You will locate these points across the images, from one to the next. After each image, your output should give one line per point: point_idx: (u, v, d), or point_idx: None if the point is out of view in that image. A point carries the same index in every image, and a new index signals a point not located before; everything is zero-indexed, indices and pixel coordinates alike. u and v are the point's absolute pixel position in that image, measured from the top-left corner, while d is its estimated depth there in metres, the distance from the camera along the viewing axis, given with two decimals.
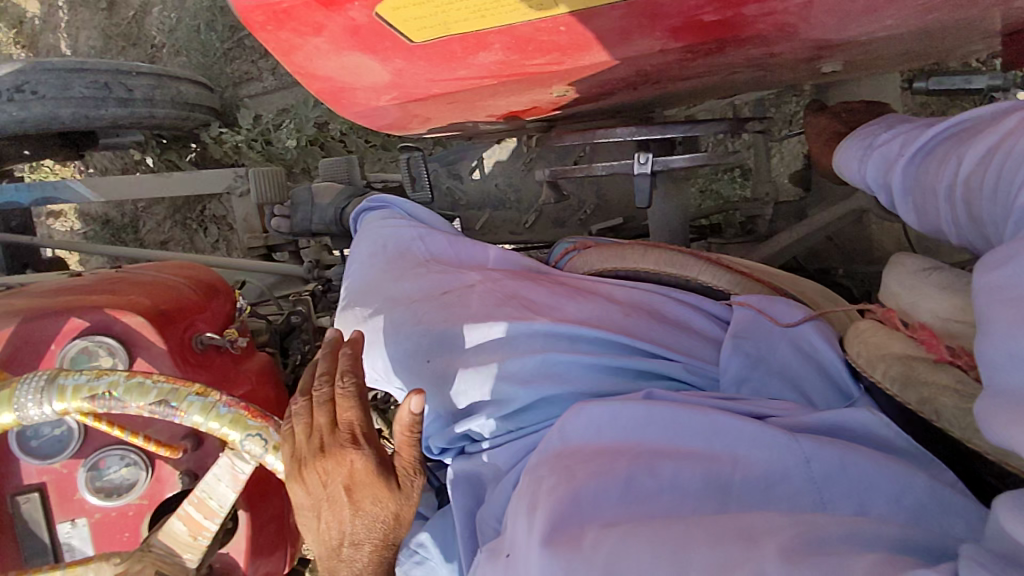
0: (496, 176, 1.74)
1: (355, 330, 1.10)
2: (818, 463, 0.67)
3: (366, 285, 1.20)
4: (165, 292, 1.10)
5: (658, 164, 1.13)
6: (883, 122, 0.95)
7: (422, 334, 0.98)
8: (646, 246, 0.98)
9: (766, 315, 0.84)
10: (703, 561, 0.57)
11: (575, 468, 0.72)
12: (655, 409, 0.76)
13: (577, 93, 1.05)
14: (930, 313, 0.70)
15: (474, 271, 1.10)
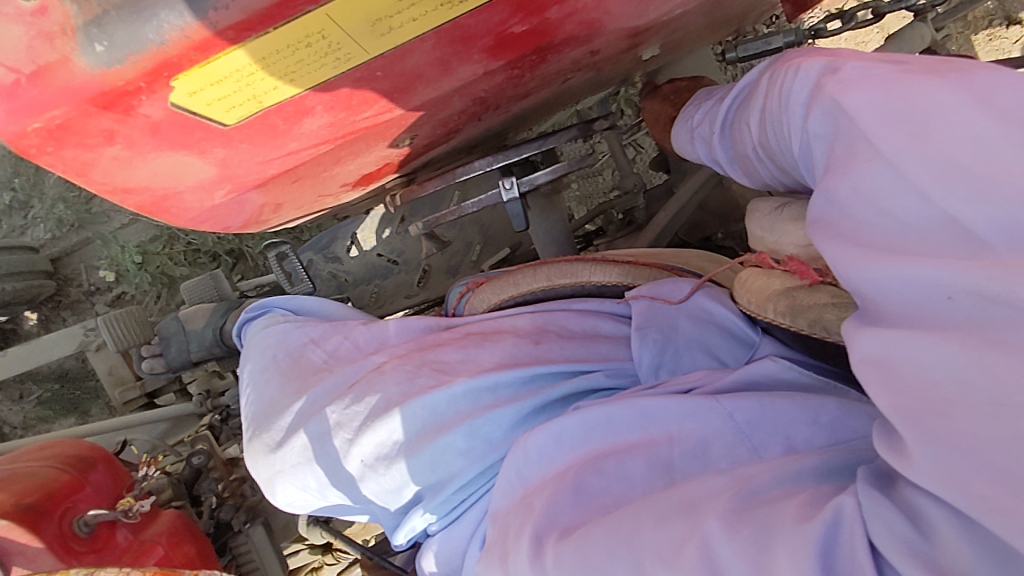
0: (375, 246, 1.69)
1: (268, 460, 0.98)
2: (740, 413, 0.68)
3: (267, 405, 1.08)
4: (25, 480, 0.94)
5: (524, 185, 1.13)
6: (697, 99, 1.05)
7: (349, 441, 0.91)
8: (533, 266, 0.97)
9: (660, 300, 0.84)
10: (654, 540, 0.56)
11: (532, 500, 0.71)
12: (589, 415, 0.74)
13: (423, 139, 1.03)
14: (795, 245, 0.72)
15: (376, 352, 1.03)
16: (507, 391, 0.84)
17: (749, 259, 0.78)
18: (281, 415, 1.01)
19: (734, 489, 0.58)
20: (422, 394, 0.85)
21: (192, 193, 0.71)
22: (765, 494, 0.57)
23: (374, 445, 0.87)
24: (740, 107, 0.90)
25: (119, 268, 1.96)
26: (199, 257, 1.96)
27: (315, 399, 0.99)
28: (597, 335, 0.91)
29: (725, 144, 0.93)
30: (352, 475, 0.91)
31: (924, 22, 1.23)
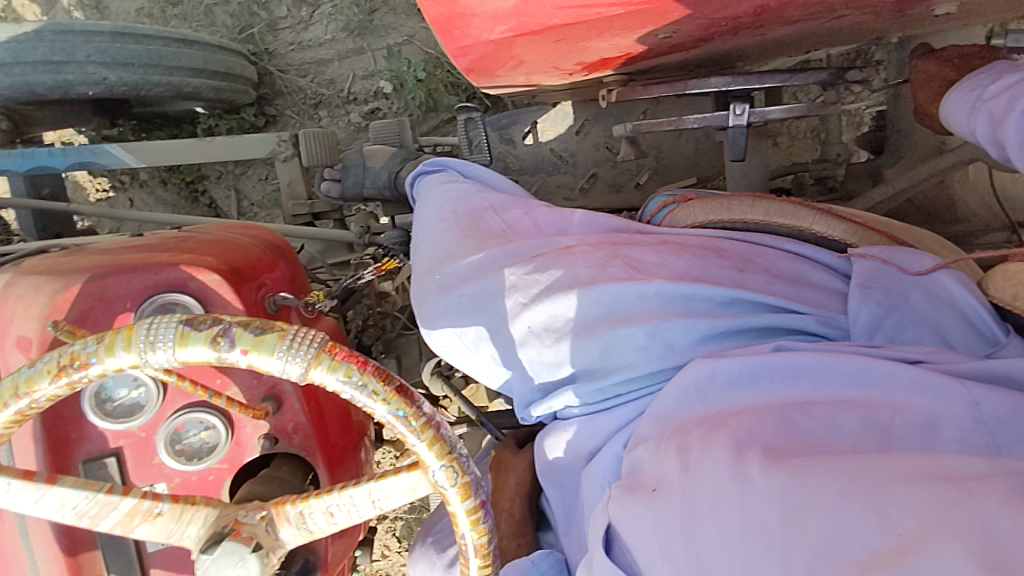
0: (551, 140, 1.68)
1: (439, 301, 1.00)
2: (988, 406, 0.62)
3: (440, 251, 1.10)
4: (231, 249, 0.98)
5: (756, 115, 1.08)
6: (991, 71, 0.92)
7: (523, 302, 0.91)
8: (753, 198, 0.96)
9: (893, 265, 0.79)
10: (906, 495, 0.50)
11: (725, 418, 0.68)
12: (799, 358, 0.72)
13: (677, 40, 0.98)
14: None
15: (563, 236, 1.03)
16: (704, 305, 0.84)
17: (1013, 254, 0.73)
18: (456, 262, 1.03)
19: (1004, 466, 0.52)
20: (616, 283, 0.86)
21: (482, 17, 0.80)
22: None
23: (551, 317, 0.89)
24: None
25: (398, 81, 2.06)
26: (459, 92, 2.04)
27: (495, 259, 1.00)
28: (809, 283, 0.87)
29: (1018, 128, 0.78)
30: (515, 337, 0.92)
31: None
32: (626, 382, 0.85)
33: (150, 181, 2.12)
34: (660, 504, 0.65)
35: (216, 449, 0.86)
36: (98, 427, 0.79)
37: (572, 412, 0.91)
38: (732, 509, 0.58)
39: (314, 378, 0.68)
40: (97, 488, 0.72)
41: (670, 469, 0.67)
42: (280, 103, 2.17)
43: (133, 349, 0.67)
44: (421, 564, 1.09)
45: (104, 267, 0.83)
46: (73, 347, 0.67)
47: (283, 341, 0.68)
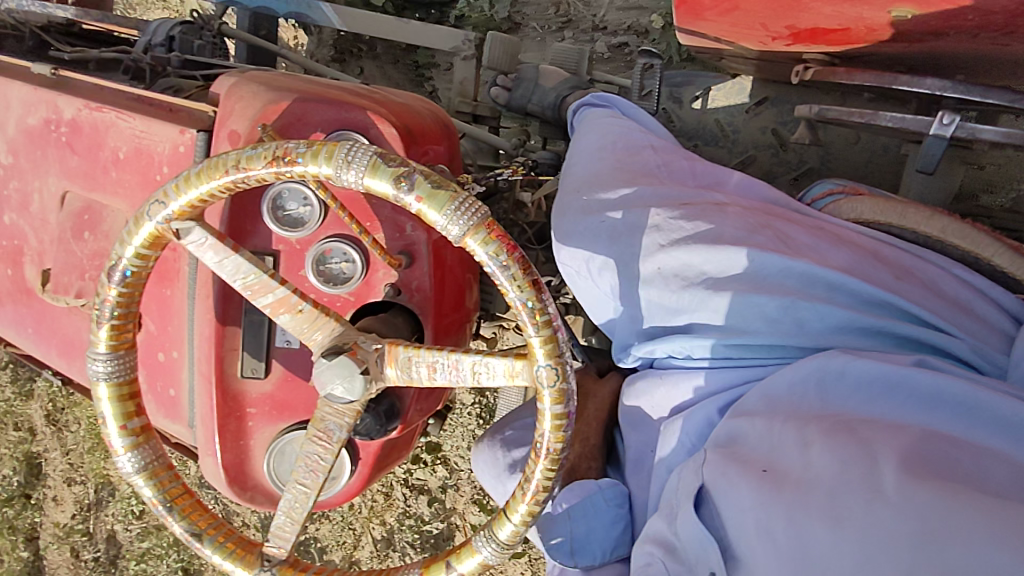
0: (718, 110, 1.62)
1: (580, 220, 1.00)
2: None
3: (591, 175, 1.08)
4: (411, 114, 1.07)
5: (965, 130, 0.99)
6: None
7: (657, 238, 0.92)
8: (932, 210, 0.90)
9: None
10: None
11: (856, 425, 0.71)
12: (946, 384, 0.71)
13: (901, 28, 0.92)
14: None
15: (716, 193, 1.01)
16: (847, 298, 0.82)
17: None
18: (604, 190, 1.02)
19: None
20: (759, 250, 0.85)
21: None
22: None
23: (684, 265, 0.89)
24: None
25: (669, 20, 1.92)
26: None
27: (639, 196, 0.98)
28: (970, 309, 0.84)
29: None
30: (642, 276, 0.93)
31: None
32: (747, 348, 0.86)
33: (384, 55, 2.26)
34: (770, 485, 0.71)
35: (349, 281, 0.99)
36: (272, 226, 0.96)
37: (675, 361, 0.93)
38: (855, 508, 0.64)
39: (467, 245, 0.74)
40: (264, 269, 0.84)
41: (787, 452, 0.73)
42: (529, 11, 2.12)
43: (332, 163, 0.75)
44: (484, 456, 1.20)
45: (312, 95, 0.98)
46: (288, 145, 0.77)
47: (453, 201, 0.74)
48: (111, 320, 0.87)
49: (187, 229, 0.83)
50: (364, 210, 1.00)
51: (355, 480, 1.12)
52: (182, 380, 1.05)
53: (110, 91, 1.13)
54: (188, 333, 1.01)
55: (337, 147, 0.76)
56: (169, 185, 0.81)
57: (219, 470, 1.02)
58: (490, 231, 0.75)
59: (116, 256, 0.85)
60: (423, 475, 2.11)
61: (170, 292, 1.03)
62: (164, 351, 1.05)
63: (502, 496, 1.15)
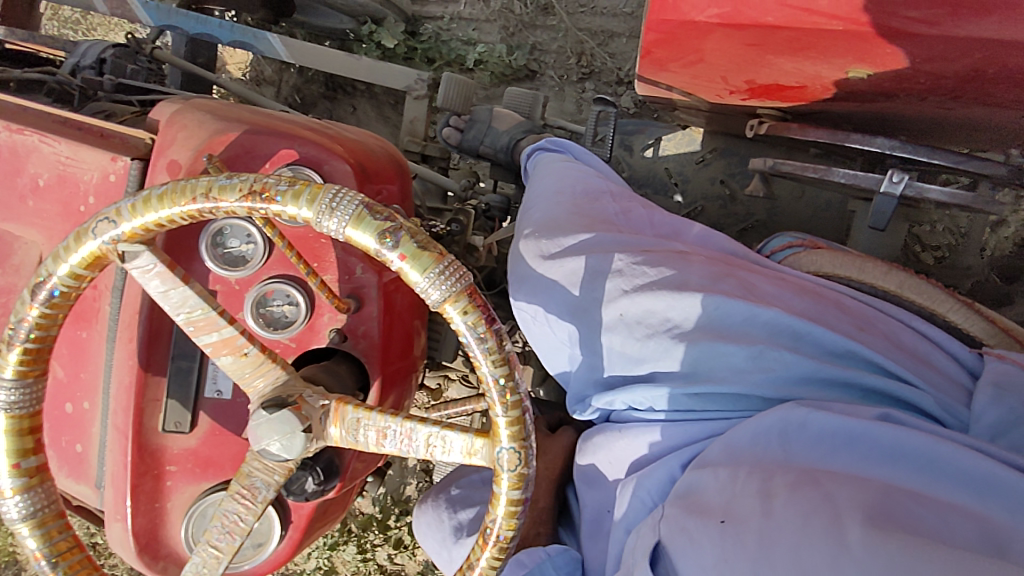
0: (668, 160, 1.65)
1: (539, 263, 0.97)
2: None
3: (550, 218, 1.05)
4: (365, 153, 1.02)
5: (912, 188, 1.02)
6: None
7: (620, 283, 0.89)
8: (889, 265, 0.92)
9: None
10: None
11: (821, 476, 0.67)
12: (910, 437, 0.69)
13: (858, 85, 0.93)
14: None
15: (677, 241, 0.99)
16: (811, 347, 0.81)
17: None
18: (565, 233, 0.99)
19: None
20: (724, 297, 0.82)
21: None
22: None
23: (648, 312, 0.85)
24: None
25: None
26: None
27: (602, 241, 0.95)
28: (931, 362, 0.82)
29: None
30: (605, 322, 0.89)
31: None
32: (710, 400, 0.82)
33: (382, 96, 2.19)
34: (730, 541, 0.66)
35: (291, 325, 0.92)
36: (211, 264, 0.88)
37: (636, 413, 0.88)
38: (819, 564, 0.59)
39: (446, 312, 0.69)
40: (213, 305, 0.76)
41: (747, 505, 0.68)
42: (548, 60, 2.12)
43: (314, 207, 0.69)
44: (428, 518, 1.12)
45: (263, 127, 0.92)
46: (264, 181, 0.70)
47: (437, 265, 0.68)
48: (25, 341, 0.76)
49: (135, 253, 0.74)
50: (312, 250, 0.93)
51: (284, 546, 1.02)
52: (93, 433, 0.93)
53: (32, 112, 1.03)
54: (105, 380, 0.91)
55: (326, 192, 0.70)
56: (124, 204, 0.72)
57: (128, 537, 0.90)
58: (473, 299, 0.70)
59: (46, 271, 0.75)
60: (402, 561, 2.02)
61: (86, 335, 0.92)
62: (72, 401, 0.93)
63: (447, 562, 1.06)
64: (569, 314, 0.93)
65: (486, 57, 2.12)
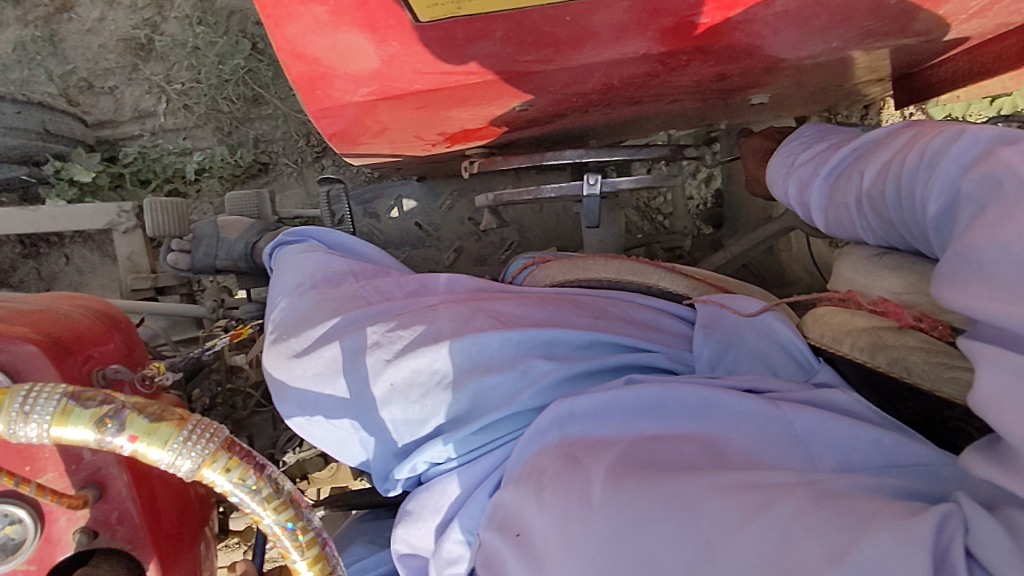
0: (415, 214, 1.72)
1: (292, 365, 0.93)
2: (801, 423, 0.71)
3: (294, 315, 1.02)
4: (54, 319, 0.88)
5: (607, 186, 1.15)
6: (812, 134, 0.99)
7: (378, 355, 0.87)
8: (605, 258, 1.04)
9: (729, 308, 0.90)
10: (719, 502, 0.58)
11: (580, 454, 0.72)
12: (646, 391, 0.77)
13: (533, 113, 1.03)
14: (885, 290, 0.76)
15: (425, 296, 1.02)
16: (560, 350, 0.86)
17: (822, 301, 0.84)
18: (313, 325, 0.96)
19: (802, 481, 0.60)
20: (476, 334, 0.86)
21: (343, 80, 0.74)
22: (839, 490, 0.59)
23: (415, 372, 0.85)
24: (850, 149, 0.86)
25: None
26: None
27: (352, 320, 0.95)
28: (659, 327, 0.94)
29: (824, 188, 0.88)
30: (377, 396, 0.86)
31: None
32: (491, 432, 0.83)
33: (101, 236, 1.96)
34: (520, 555, 0.69)
35: (20, 549, 0.76)
36: None
37: (438, 469, 0.87)
38: (581, 532, 0.63)
39: (204, 477, 0.62)
40: None
41: (526, 508, 0.71)
42: (276, 148, 2.02)
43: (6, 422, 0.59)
44: None
45: None
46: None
47: (180, 430, 0.61)
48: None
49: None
50: (16, 454, 0.77)
51: None
52: None
53: None
54: None
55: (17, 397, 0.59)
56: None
57: None
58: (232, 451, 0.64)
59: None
60: None
61: None
62: None
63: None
64: (342, 409, 0.89)
65: (208, 163, 1.97)
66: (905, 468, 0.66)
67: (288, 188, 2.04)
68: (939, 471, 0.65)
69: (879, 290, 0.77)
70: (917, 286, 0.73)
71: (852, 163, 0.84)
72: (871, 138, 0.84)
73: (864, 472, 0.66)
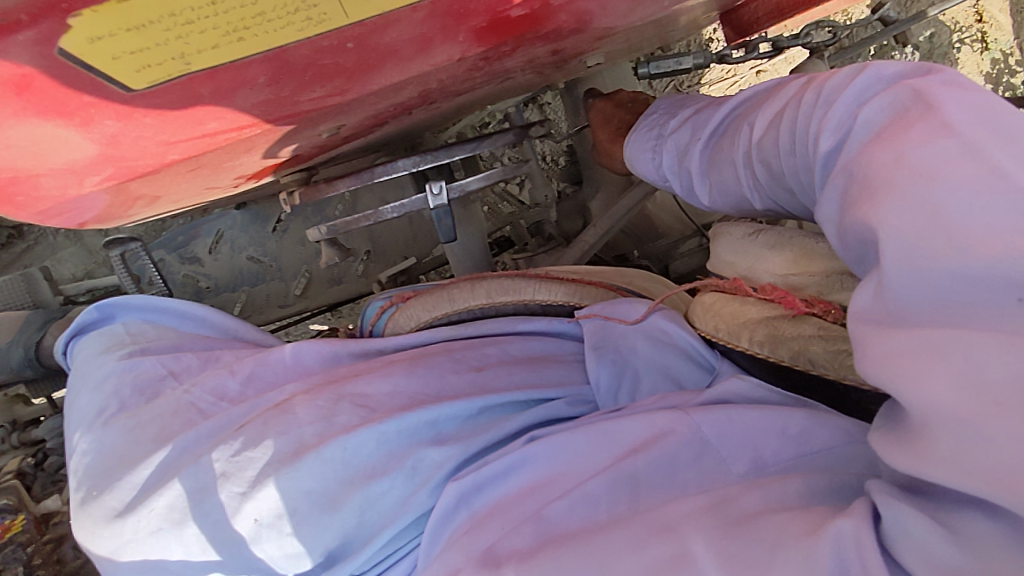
0: (245, 247, 1.48)
1: (111, 535, 0.75)
2: (706, 426, 0.67)
3: (104, 461, 0.82)
4: None
5: (455, 191, 0.98)
6: (662, 109, 0.90)
7: (228, 499, 0.71)
8: (471, 282, 0.91)
9: (613, 320, 0.82)
10: (636, 567, 0.55)
11: (490, 523, 0.67)
12: (549, 444, 0.72)
13: (345, 132, 0.84)
14: (767, 272, 0.61)
15: (269, 391, 0.86)
16: (451, 425, 0.77)
17: (706, 283, 0.67)
18: (131, 469, 0.79)
19: (713, 507, 0.58)
20: (347, 433, 0.73)
21: (52, 177, 0.50)
22: (750, 509, 0.56)
23: (281, 499, 0.70)
24: (705, 119, 0.77)
25: None
26: None
27: (183, 448, 0.79)
28: (555, 356, 0.88)
29: (705, 155, 0.75)
30: (235, 539, 0.71)
31: (819, 62, 1.36)
32: (391, 541, 0.71)
33: None
34: None
35: None
36: None
37: None
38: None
39: None
40: None
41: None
42: None
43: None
44: None
45: None
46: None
47: None
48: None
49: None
50: None
51: None
52: None
53: None
54: None
55: None
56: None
57: None
58: None
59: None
60: None
61: None
62: None
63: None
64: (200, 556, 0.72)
65: None
66: (813, 455, 0.63)
67: (62, 253, 1.63)
68: (849, 453, 0.62)
69: (761, 269, 0.61)
70: (800, 263, 0.58)
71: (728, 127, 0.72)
72: (730, 102, 0.75)
73: (774, 468, 0.64)
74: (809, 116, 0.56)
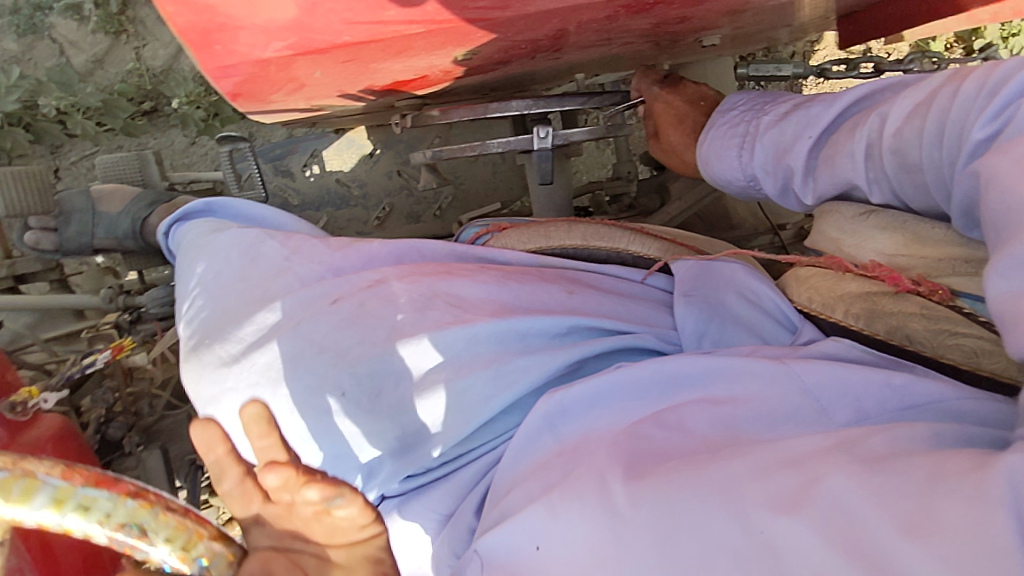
0: (336, 171, 1.55)
1: (219, 367, 0.78)
2: (810, 375, 0.57)
3: (222, 308, 0.85)
4: None
5: (559, 138, 1.03)
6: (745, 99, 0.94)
7: (319, 353, 0.74)
8: (570, 223, 0.97)
9: (708, 268, 0.85)
10: (759, 493, 0.44)
11: (582, 451, 0.58)
12: (641, 370, 0.63)
13: (474, 62, 0.91)
14: (875, 253, 0.70)
15: (372, 267, 0.86)
16: (540, 340, 0.75)
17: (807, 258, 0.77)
18: (245, 310, 0.82)
19: (835, 442, 0.46)
20: (439, 329, 0.73)
21: (249, 32, 0.67)
22: (880, 450, 0.44)
23: (371, 373, 0.72)
24: (817, 108, 0.79)
25: None
26: None
27: (292, 309, 0.79)
28: (641, 297, 0.89)
29: (818, 154, 0.79)
30: (327, 404, 0.73)
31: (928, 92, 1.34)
32: (470, 434, 0.70)
33: None
34: None
35: None
36: None
37: (423, 477, 0.72)
38: (605, 544, 0.48)
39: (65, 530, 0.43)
40: None
41: (522, 534, 0.53)
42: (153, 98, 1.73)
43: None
44: None
45: None
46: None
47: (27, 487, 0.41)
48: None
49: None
50: None
51: None
52: None
53: None
54: None
55: None
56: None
57: None
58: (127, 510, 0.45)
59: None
60: None
61: None
62: None
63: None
64: (292, 416, 0.75)
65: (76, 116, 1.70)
66: (919, 409, 0.53)
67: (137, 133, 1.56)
68: (960, 409, 0.52)
69: (870, 250, 0.71)
70: (910, 247, 0.67)
71: (852, 117, 0.74)
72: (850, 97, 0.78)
73: (876, 421, 0.54)
74: (969, 105, 0.58)
